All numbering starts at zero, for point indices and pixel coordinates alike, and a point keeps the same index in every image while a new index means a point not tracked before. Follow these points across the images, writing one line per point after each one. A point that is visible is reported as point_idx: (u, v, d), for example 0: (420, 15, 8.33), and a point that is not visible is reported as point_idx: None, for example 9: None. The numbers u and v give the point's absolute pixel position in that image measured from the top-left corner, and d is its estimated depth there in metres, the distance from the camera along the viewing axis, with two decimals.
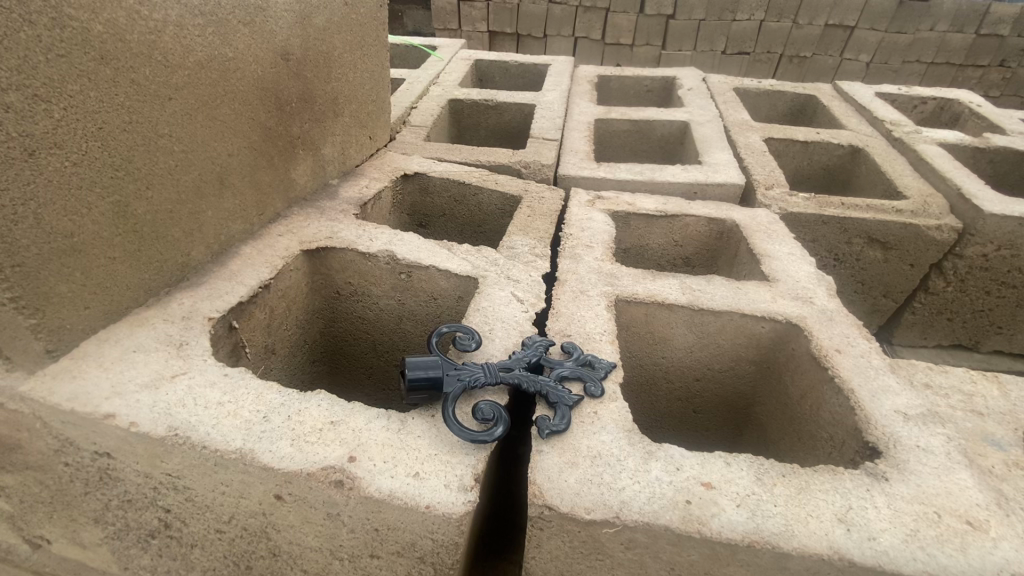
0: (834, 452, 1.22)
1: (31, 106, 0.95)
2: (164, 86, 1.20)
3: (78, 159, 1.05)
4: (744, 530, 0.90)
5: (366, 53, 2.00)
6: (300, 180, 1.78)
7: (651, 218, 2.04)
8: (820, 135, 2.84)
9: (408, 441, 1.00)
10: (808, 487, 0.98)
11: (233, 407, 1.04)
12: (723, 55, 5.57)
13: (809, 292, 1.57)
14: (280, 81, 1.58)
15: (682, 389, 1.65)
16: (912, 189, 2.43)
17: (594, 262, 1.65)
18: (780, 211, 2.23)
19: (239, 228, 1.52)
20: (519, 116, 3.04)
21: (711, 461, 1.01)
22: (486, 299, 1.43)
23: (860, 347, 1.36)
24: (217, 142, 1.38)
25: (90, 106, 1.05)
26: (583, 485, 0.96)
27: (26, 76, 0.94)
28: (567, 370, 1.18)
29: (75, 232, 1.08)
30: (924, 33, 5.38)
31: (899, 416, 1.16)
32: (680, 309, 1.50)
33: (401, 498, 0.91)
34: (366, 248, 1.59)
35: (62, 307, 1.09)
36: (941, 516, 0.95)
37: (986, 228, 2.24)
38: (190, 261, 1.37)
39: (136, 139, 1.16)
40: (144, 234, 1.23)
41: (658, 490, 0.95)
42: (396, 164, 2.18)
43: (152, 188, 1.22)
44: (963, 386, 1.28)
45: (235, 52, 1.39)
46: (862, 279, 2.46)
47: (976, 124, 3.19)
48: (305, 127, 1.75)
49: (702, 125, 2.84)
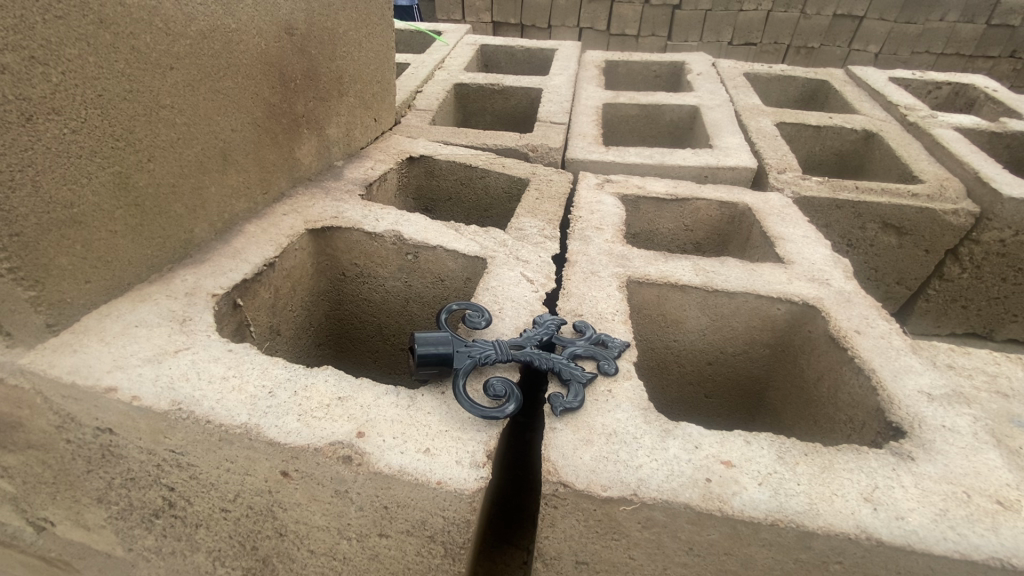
0: (854, 434, 1.18)
1: (28, 68, 0.92)
2: (166, 54, 1.16)
3: (77, 127, 1.02)
4: (767, 508, 0.87)
5: (371, 32, 1.95)
6: (304, 159, 1.74)
7: (662, 201, 2.00)
8: (833, 119, 2.79)
9: (418, 417, 0.97)
10: (832, 466, 0.95)
11: (238, 381, 1.01)
12: (729, 45, 5.51)
13: (825, 275, 1.53)
14: (283, 55, 1.54)
15: (694, 373, 1.63)
16: (928, 173, 2.38)
17: (604, 244, 1.62)
18: (793, 194, 2.18)
19: (242, 206, 1.49)
20: (525, 100, 2.99)
21: (730, 439, 0.98)
22: (496, 279, 1.39)
23: (880, 328, 1.32)
24: (220, 116, 1.35)
25: (89, 72, 1.02)
26: (599, 463, 0.93)
27: (23, 36, 0.91)
28: (580, 348, 1.15)
29: (75, 203, 1.05)
30: (934, 24, 5.30)
31: (923, 396, 1.13)
32: (693, 290, 1.46)
33: (412, 474, 0.88)
34: (372, 228, 1.55)
35: (63, 281, 1.07)
36: (971, 496, 0.92)
37: (1004, 212, 2.18)
38: (193, 238, 1.34)
39: (136, 109, 1.12)
40: (146, 208, 1.20)
41: (677, 467, 0.92)
42: (402, 147, 2.14)
43: (154, 160, 1.19)
44: (987, 367, 1.23)
45: (237, 24, 1.35)
46: (876, 265, 2.42)
47: (992, 109, 3.12)
48: (310, 105, 1.71)
49: (712, 109, 2.79)
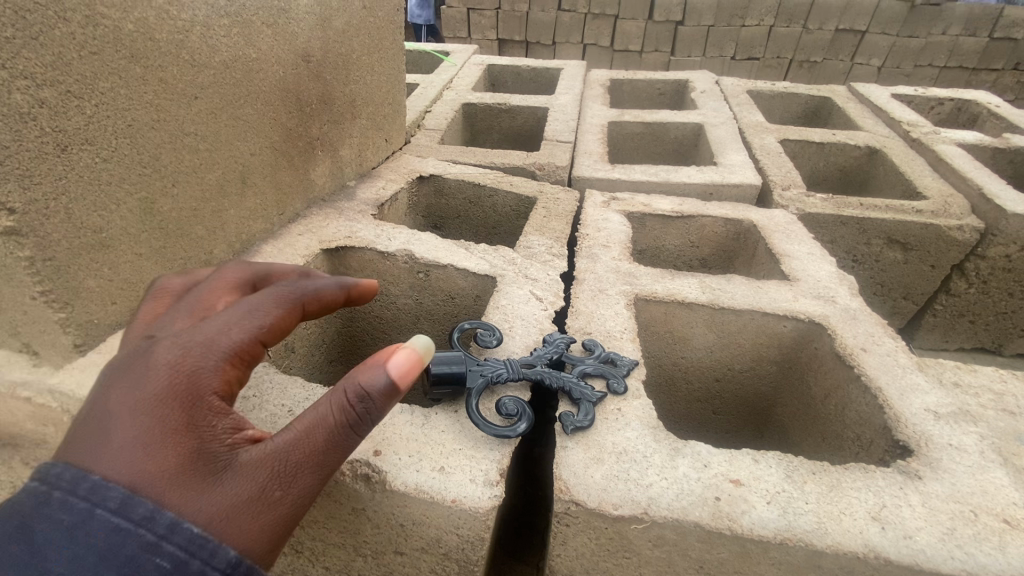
0: (862, 451, 1.19)
1: (64, 102, 0.97)
2: (191, 85, 1.21)
3: (109, 156, 1.07)
4: (776, 527, 0.89)
5: (383, 56, 2.01)
6: (318, 180, 1.79)
7: (668, 219, 2.03)
8: (836, 136, 2.82)
9: (433, 435, 0.99)
10: (839, 485, 0.96)
11: (258, 400, 1.04)
12: (732, 60, 5.58)
13: (831, 292, 1.55)
14: (300, 82, 1.59)
15: (701, 389, 1.65)
16: (932, 189, 2.40)
17: (612, 261, 1.65)
18: (798, 211, 2.20)
19: (259, 227, 1.54)
20: (531, 119, 3.05)
21: (739, 458, 0.99)
22: (506, 298, 1.42)
23: (886, 346, 1.33)
24: (240, 141, 1.40)
25: (120, 103, 1.06)
26: (609, 481, 0.95)
27: (60, 72, 0.95)
28: (589, 367, 1.17)
29: (103, 228, 1.09)
30: (936, 37, 5.35)
31: (930, 414, 1.14)
32: (700, 308, 1.48)
33: (428, 492, 0.90)
34: (384, 247, 1.59)
35: (91, 302, 1.11)
36: (978, 515, 0.93)
37: (1010, 228, 2.20)
38: (213, 259, 1.38)
39: (162, 137, 1.17)
40: (169, 231, 1.25)
41: (687, 486, 0.94)
42: (412, 166, 2.19)
43: (178, 185, 1.24)
44: (994, 385, 1.25)
45: (258, 53, 1.40)
46: (882, 280, 2.43)
47: (994, 124, 3.15)
48: (324, 128, 1.77)
49: (716, 127, 2.83)
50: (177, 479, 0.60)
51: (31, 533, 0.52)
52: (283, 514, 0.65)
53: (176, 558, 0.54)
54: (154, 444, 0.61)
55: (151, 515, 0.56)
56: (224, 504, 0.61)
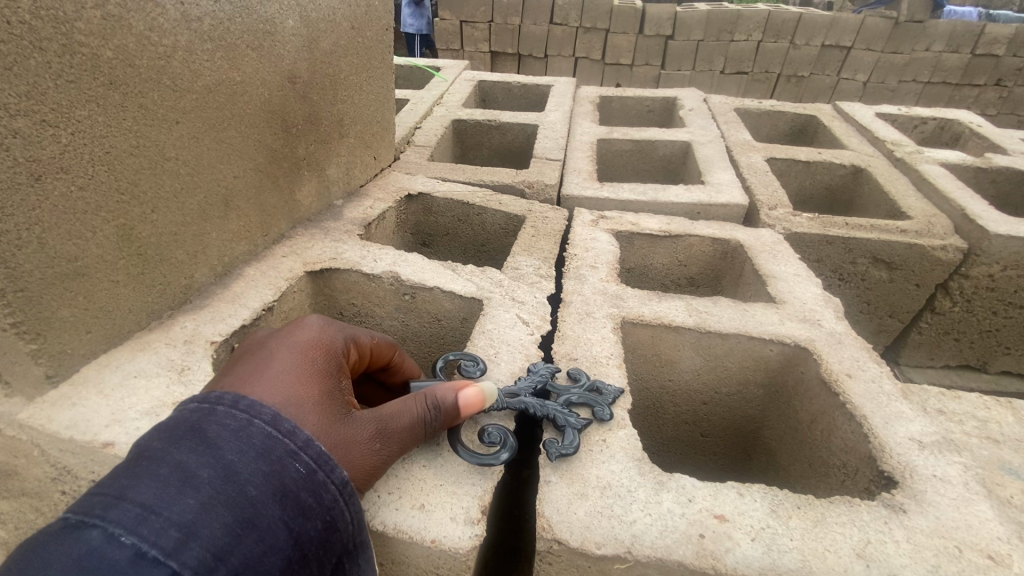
0: (848, 480, 1.19)
1: (39, 131, 0.95)
2: (172, 110, 1.20)
3: (85, 183, 1.05)
4: (760, 566, 0.88)
5: (371, 74, 2.01)
6: (305, 200, 1.78)
7: (655, 238, 2.03)
8: (822, 154, 2.86)
9: (415, 470, 0.97)
10: (824, 520, 0.95)
11: None
12: (721, 75, 5.66)
13: (816, 315, 1.56)
14: (286, 103, 1.58)
15: (689, 413, 1.64)
16: (916, 209, 2.43)
17: (599, 283, 1.64)
18: (784, 230, 2.22)
19: (242, 250, 1.52)
20: (521, 136, 3.06)
21: (724, 492, 0.98)
22: (492, 321, 1.41)
23: (871, 371, 1.34)
24: (223, 164, 1.38)
25: (97, 130, 1.05)
26: (593, 518, 0.94)
27: (35, 101, 0.94)
28: (575, 396, 1.16)
29: (79, 256, 1.07)
30: (920, 53, 5.47)
31: (915, 444, 1.14)
32: (687, 331, 1.48)
33: (407, 532, 0.88)
34: (370, 269, 1.58)
35: (63, 332, 1.08)
36: (962, 551, 0.93)
37: (991, 248, 2.23)
38: (193, 283, 1.36)
39: (142, 162, 1.15)
40: (149, 257, 1.23)
41: (671, 522, 0.93)
42: (400, 184, 2.18)
43: (158, 211, 1.22)
44: (977, 412, 1.25)
45: (242, 76, 1.39)
46: (867, 299, 2.45)
47: (977, 143, 3.21)
48: (311, 149, 1.76)
49: (704, 145, 2.86)
50: (319, 406, 0.82)
51: (203, 435, 0.67)
52: (368, 462, 0.86)
53: (308, 467, 0.71)
54: (303, 382, 0.84)
55: (294, 429, 0.73)
56: (341, 436, 0.82)
